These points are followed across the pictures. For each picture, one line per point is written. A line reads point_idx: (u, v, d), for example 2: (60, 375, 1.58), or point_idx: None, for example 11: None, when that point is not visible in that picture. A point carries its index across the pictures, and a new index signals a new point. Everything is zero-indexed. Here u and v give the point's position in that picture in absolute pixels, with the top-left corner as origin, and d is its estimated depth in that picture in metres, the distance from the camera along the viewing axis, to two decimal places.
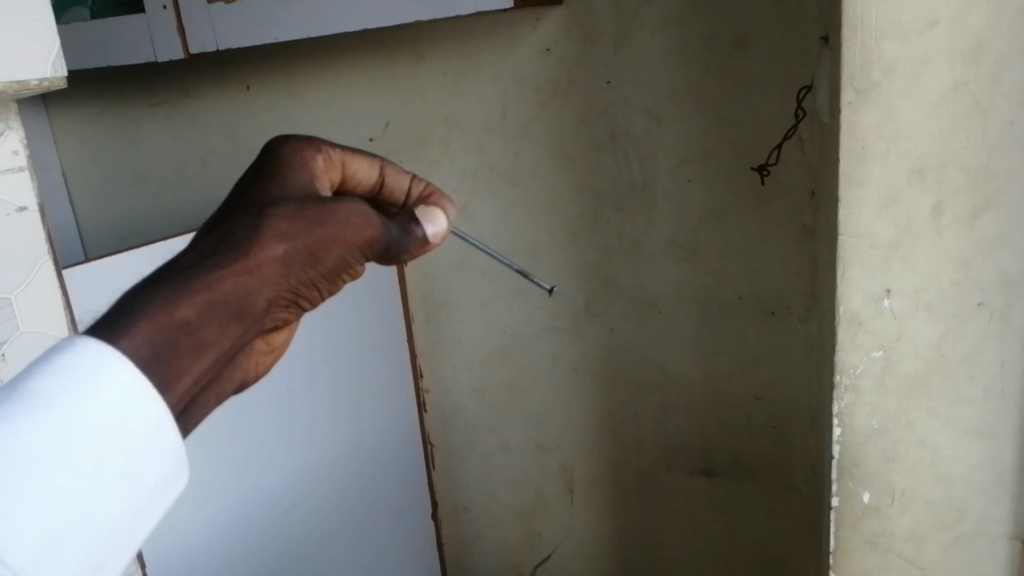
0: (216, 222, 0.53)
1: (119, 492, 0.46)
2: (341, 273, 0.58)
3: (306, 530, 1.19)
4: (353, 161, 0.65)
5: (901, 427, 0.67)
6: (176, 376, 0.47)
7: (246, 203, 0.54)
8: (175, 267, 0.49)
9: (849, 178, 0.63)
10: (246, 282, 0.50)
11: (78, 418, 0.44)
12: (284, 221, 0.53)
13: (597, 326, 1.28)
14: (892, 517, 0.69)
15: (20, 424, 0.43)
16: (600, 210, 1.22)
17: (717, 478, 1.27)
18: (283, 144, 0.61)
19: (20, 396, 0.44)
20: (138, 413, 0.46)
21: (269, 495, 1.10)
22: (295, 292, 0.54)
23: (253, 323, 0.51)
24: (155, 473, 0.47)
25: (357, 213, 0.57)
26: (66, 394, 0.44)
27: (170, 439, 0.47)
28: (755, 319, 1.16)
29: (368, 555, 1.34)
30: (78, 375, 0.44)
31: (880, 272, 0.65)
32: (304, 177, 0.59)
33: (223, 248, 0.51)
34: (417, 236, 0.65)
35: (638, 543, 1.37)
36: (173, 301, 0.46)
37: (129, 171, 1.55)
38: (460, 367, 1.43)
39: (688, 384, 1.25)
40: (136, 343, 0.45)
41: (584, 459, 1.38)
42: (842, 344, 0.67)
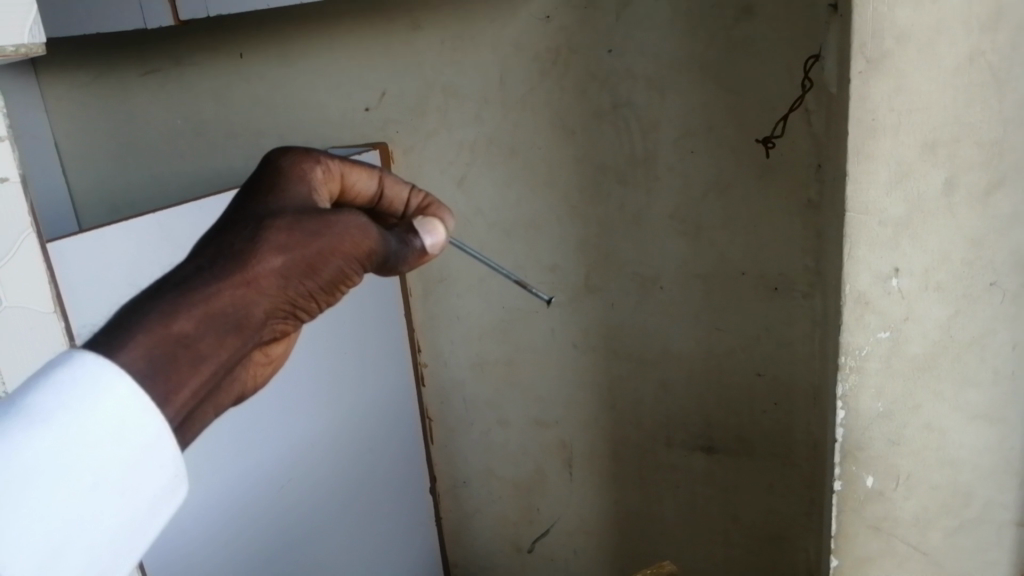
0: (214, 234, 0.52)
1: (117, 506, 0.45)
2: (339, 285, 0.57)
3: (302, 509, 1.18)
4: (352, 171, 0.64)
5: (907, 409, 0.65)
6: (175, 390, 0.46)
7: (245, 215, 0.53)
8: (173, 280, 0.48)
9: (858, 151, 0.60)
10: (244, 295, 0.49)
11: (76, 433, 0.43)
12: (283, 232, 0.52)
13: (597, 301, 1.26)
14: (896, 502, 0.67)
15: (21, 440, 0.42)
16: (601, 182, 1.19)
17: (717, 454, 1.26)
18: (283, 155, 0.60)
19: (16, 411, 0.43)
20: (135, 427, 0.45)
21: (265, 472, 1.09)
22: (292, 304, 0.53)
23: (251, 335, 0.50)
24: (154, 485, 0.46)
25: (356, 223, 0.56)
26: (64, 408, 0.44)
27: (170, 451, 0.47)
28: (758, 295, 1.14)
29: (366, 532, 1.34)
30: (77, 390, 0.44)
31: (888, 250, 0.62)
32: (303, 188, 0.58)
33: (220, 260, 0.50)
34: (416, 247, 0.63)
35: (637, 518, 1.37)
36: (170, 314, 0.46)
37: (122, 140, 1.52)
38: (459, 343, 1.41)
39: (689, 360, 1.23)
40: (135, 356, 0.45)
41: (583, 435, 1.36)
42: (848, 325, 0.64)
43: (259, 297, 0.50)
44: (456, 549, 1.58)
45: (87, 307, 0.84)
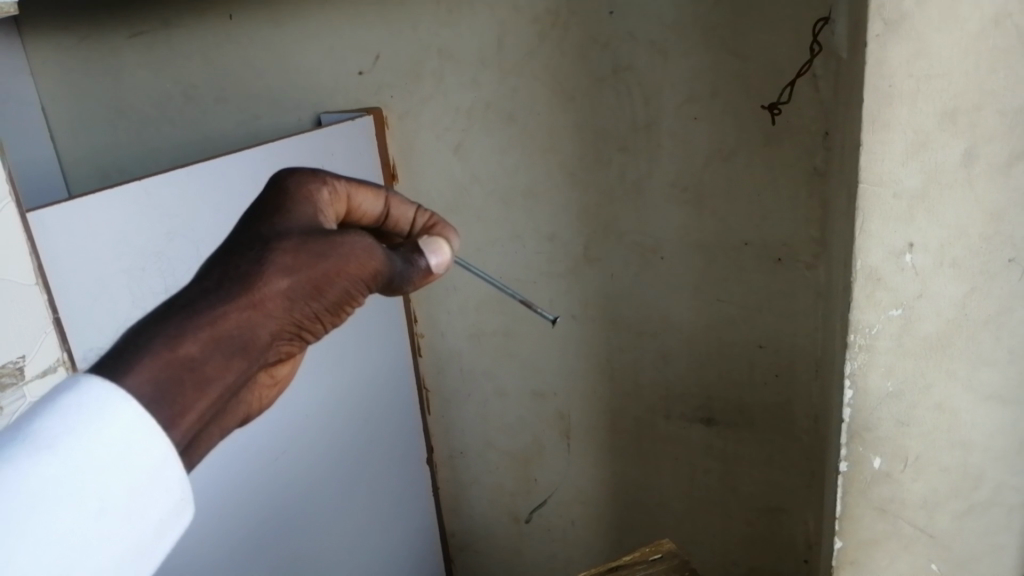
0: (220, 255, 0.52)
1: (125, 533, 0.43)
2: (344, 305, 0.57)
3: (301, 483, 1.15)
4: (358, 192, 0.63)
5: (918, 389, 0.63)
6: (181, 413, 0.45)
7: (250, 236, 0.54)
8: (179, 301, 0.48)
9: (873, 120, 0.57)
10: (250, 316, 0.49)
11: (84, 457, 0.41)
12: (289, 255, 0.53)
13: (596, 272, 1.24)
14: (904, 483, 0.65)
15: (25, 466, 0.40)
16: (601, 149, 1.16)
17: (717, 426, 1.24)
18: (289, 175, 0.60)
19: (21, 439, 0.41)
20: (141, 450, 0.43)
21: (262, 446, 1.06)
22: (297, 325, 0.53)
23: (257, 357, 0.50)
24: (160, 509, 0.44)
25: (363, 244, 0.56)
26: (71, 432, 0.42)
27: (174, 473, 0.45)
28: (760, 266, 1.12)
29: (364, 505, 1.32)
30: (82, 414, 0.42)
31: (903, 224, 0.59)
32: (310, 209, 0.58)
33: (227, 282, 0.50)
34: (421, 267, 0.62)
35: (636, 489, 1.36)
36: (176, 338, 0.45)
37: (111, 103, 1.48)
38: (455, 313, 1.38)
39: (690, 332, 1.20)
40: (140, 381, 0.44)
41: (582, 406, 1.34)
42: (858, 302, 0.61)
43: (265, 318, 0.50)
44: (453, 519, 1.57)
45: (73, 282, 0.79)
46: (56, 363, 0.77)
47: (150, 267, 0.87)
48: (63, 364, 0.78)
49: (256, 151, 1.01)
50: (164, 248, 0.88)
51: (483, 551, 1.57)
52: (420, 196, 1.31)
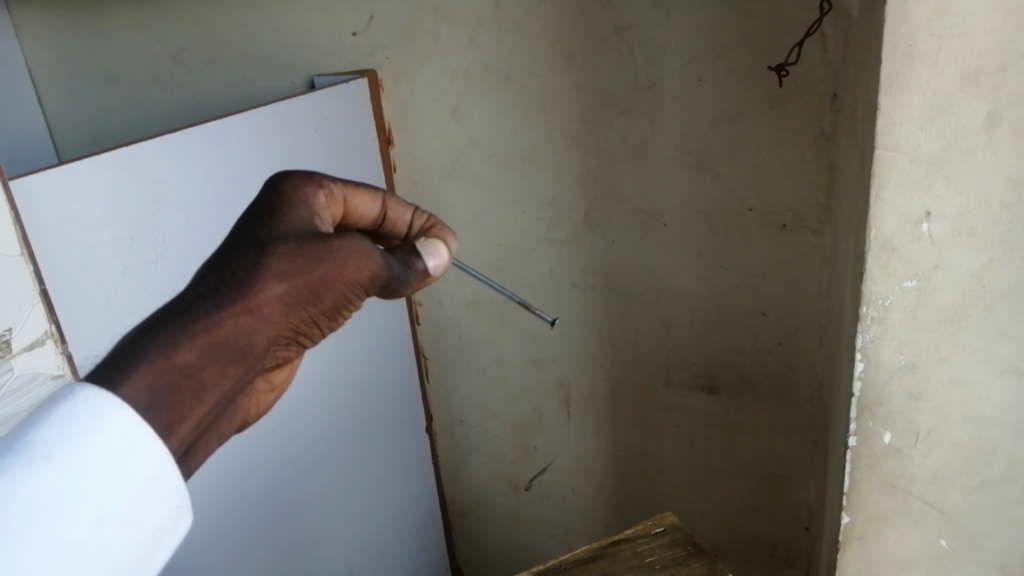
0: (215, 261, 0.51)
1: (124, 543, 0.42)
2: (341, 309, 0.57)
3: (307, 457, 1.13)
4: (354, 195, 0.62)
5: (931, 362, 0.61)
6: (178, 420, 0.44)
7: (246, 242, 0.53)
8: (174, 308, 0.47)
9: (892, 82, 0.54)
10: (247, 322, 0.49)
11: (81, 468, 0.40)
12: (285, 259, 0.52)
13: (597, 239, 1.21)
14: (915, 459, 0.64)
15: (18, 477, 0.39)
16: (603, 113, 1.12)
17: (718, 394, 1.23)
18: (285, 179, 0.59)
19: (16, 448, 0.40)
20: (138, 459, 0.42)
21: (269, 421, 1.03)
22: (294, 330, 0.53)
23: (255, 363, 0.50)
24: (158, 519, 0.43)
25: (360, 247, 0.56)
26: (68, 443, 0.40)
27: (174, 482, 0.43)
28: (765, 232, 1.09)
29: (368, 478, 1.30)
30: (77, 422, 0.41)
31: (921, 192, 0.56)
32: (306, 212, 0.57)
33: (223, 287, 0.49)
34: (418, 269, 0.63)
35: (636, 457, 1.35)
36: (173, 344, 0.44)
37: (99, 66, 1.43)
38: (454, 281, 1.35)
39: (692, 300, 1.18)
40: (137, 389, 0.43)
41: (582, 373, 1.33)
42: (872, 272, 0.59)
43: (262, 324, 0.50)
44: (453, 487, 1.56)
45: (62, 251, 0.76)
46: (44, 336, 0.74)
47: (139, 234, 0.84)
48: (51, 337, 0.75)
49: (247, 116, 0.98)
50: (153, 215, 0.85)
51: (483, 519, 1.56)
52: (417, 160, 1.28)
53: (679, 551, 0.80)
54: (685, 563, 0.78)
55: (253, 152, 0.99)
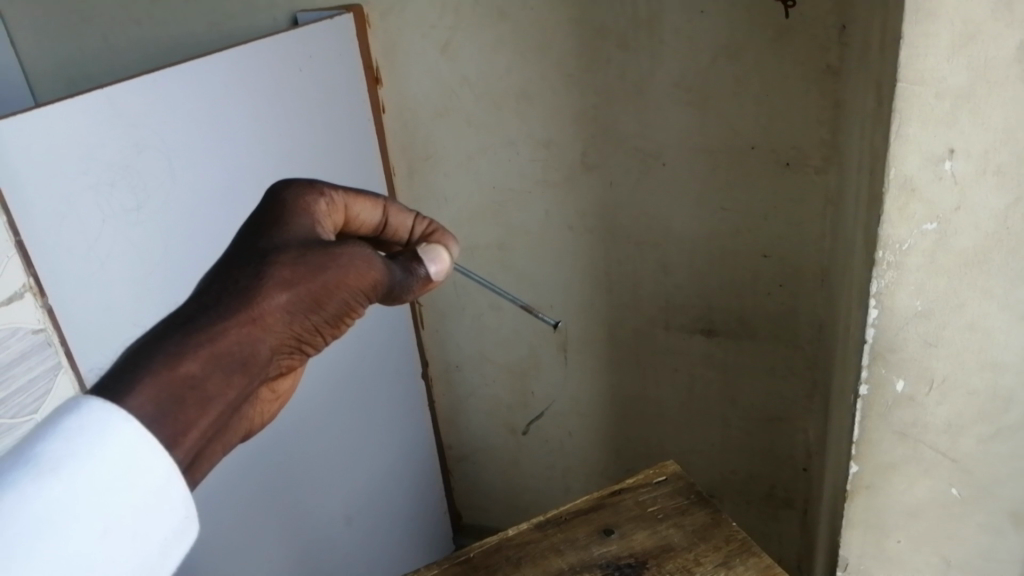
0: (217, 272, 0.51)
1: (131, 555, 0.41)
2: (344, 317, 0.57)
3: (303, 410, 1.10)
4: (355, 202, 0.63)
5: (950, 307, 0.58)
6: (184, 431, 0.44)
7: (247, 252, 0.53)
8: (178, 318, 0.47)
9: (918, 9, 0.50)
10: (250, 331, 0.49)
11: (87, 481, 0.40)
12: (287, 268, 0.52)
13: (594, 180, 1.17)
14: (928, 407, 0.62)
15: (23, 490, 0.38)
16: (599, 48, 1.07)
17: (717, 337, 1.21)
18: (285, 189, 0.60)
19: (22, 462, 0.39)
20: (142, 469, 0.41)
21: None
22: (297, 338, 0.53)
23: (258, 373, 0.49)
24: (164, 529, 0.42)
25: (362, 254, 0.56)
26: (74, 455, 0.40)
27: (179, 491, 0.43)
28: (767, 171, 1.06)
29: (366, 427, 1.28)
30: (82, 432, 0.40)
31: (944, 127, 0.53)
32: (307, 221, 0.58)
33: (226, 297, 0.49)
34: (420, 275, 0.63)
35: (633, 401, 1.33)
36: (177, 355, 0.44)
37: (72, 4, 1.36)
38: (448, 226, 1.31)
39: (691, 243, 1.15)
40: (141, 401, 0.42)
41: (578, 318, 1.30)
42: (889, 214, 0.56)
43: (266, 333, 0.50)
44: (450, 433, 1.55)
45: (39, 201, 0.72)
46: (22, 289, 0.71)
47: (121, 181, 0.80)
48: (30, 290, 0.71)
49: (225, 54, 0.92)
50: (133, 160, 0.81)
51: (481, 464, 1.56)
52: (407, 100, 1.23)
53: (681, 499, 0.79)
54: (688, 512, 0.77)
55: (235, 94, 0.94)
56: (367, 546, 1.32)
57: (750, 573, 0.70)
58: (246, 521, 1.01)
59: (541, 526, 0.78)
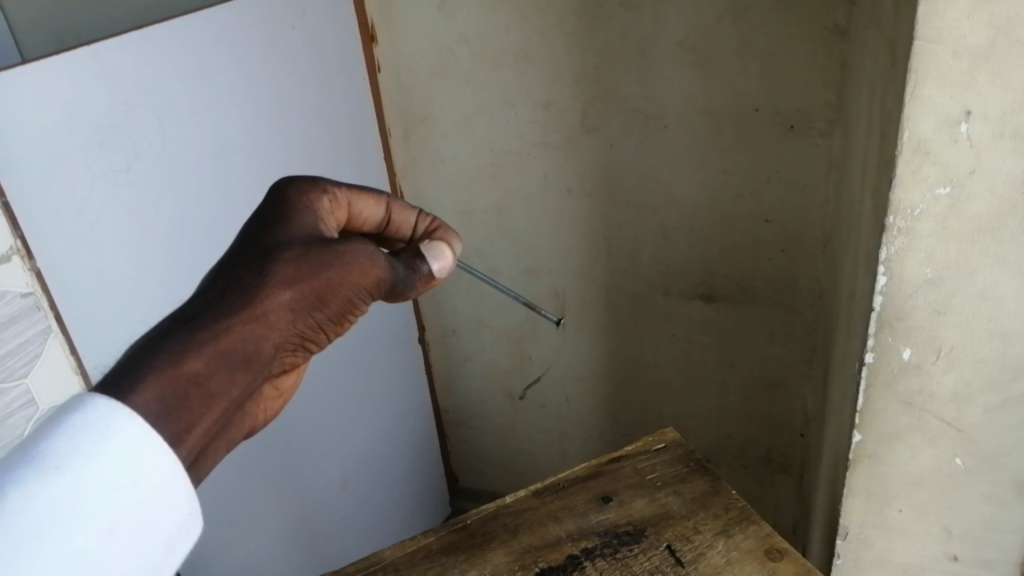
0: (223, 269, 0.53)
1: (133, 551, 0.43)
2: (346, 314, 0.59)
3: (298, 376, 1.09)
4: (358, 199, 0.65)
5: (960, 275, 0.57)
6: (187, 428, 0.47)
7: (251, 250, 0.55)
8: (183, 316, 0.50)
9: None
10: (253, 329, 0.51)
11: (91, 479, 0.42)
12: (290, 266, 0.54)
13: (594, 143, 1.15)
14: (934, 376, 0.61)
15: (33, 487, 0.41)
16: (601, 6, 1.04)
17: (717, 303, 1.19)
18: (289, 185, 0.61)
19: (30, 460, 0.42)
20: (148, 466, 0.44)
21: None
22: (300, 335, 0.55)
23: (261, 371, 0.52)
24: (168, 525, 0.45)
25: (363, 253, 0.58)
26: (79, 454, 0.42)
27: (183, 488, 0.45)
28: (771, 134, 1.04)
29: (362, 393, 1.27)
30: (88, 432, 0.42)
31: (961, 88, 0.51)
32: (311, 219, 0.59)
33: (230, 296, 0.51)
34: (422, 273, 0.64)
35: (632, 366, 1.32)
36: (182, 354, 0.47)
37: None
38: (445, 189, 1.29)
39: (692, 207, 1.13)
40: (147, 398, 0.45)
41: (577, 284, 1.28)
42: (901, 179, 0.55)
43: (268, 331, 0.52)
44: (447, 398, 1.55)
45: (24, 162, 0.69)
46: (10, 252, 0.68)
47: (110, 141, 0.77)
48: (18, 253, 0.69)
49: (215, 9, 0.89)
50: (121, 120, 0.78)
51: (478, 428, 1.55)
52: (403, 59, 1.20)
53: (681, 467, 0.78)
54: (688, 479, 0.77)
55: (226, 51, 0.91)
56: (363, 511, 1.32)
57: (749, 541, 0.69)
58: (241, 485, 1.00)
59: (539, 493, 0.78)
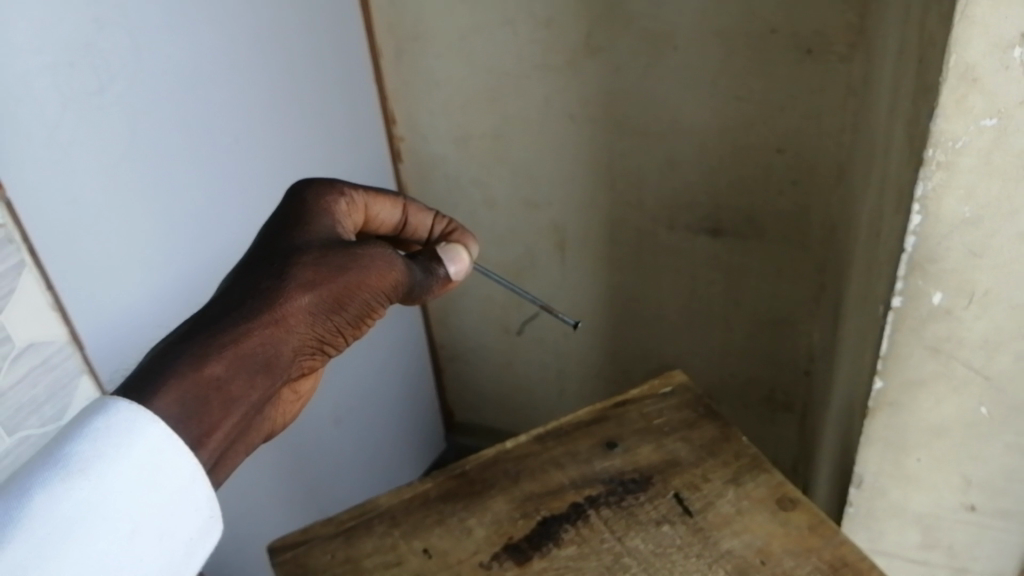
0: (244, 272, 0.57)
1: (157, 552, 0.46)
2: (366, 316, 0.62)
3: None
4: (374, 202, 0.68)
5: (1000, 215, 0.52)
6: (208, 432, 0.50)
7: (272, 252, 0.58)
8: (206, 319, 0.53)
9: None
10: (272, 332, 0.54)
11: (113, 482, 0.45)
12: (309, 269, 0.57)
13: (598, 68, 1.09)
14: (965, 322, 0.57)
15: (58, 491, 0.43)
16: None
17: (723, 237, 1.15)
18: (307, 187, 0.63)
19: (54, 465, 0.44)
20: (169, 470, 0.47)
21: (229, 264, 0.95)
22: (318, 337, 0.58)
23: (280, 374, 0.55)
24: (189, 527, 0.47)
25: (382, 256, 0.61)
26: (101, 458, 0.45)
27: (202, 490, 0.48)
28: (787, 58, 0.97)
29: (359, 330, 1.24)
30: (110, 437, 0.45)
31: (1020, 6, 0.46)
32: (329, 221, 0.62)
33: (251, 300, 0.55)
34: (440, 275, 0.68)
35: (632, 302, 1.29)
36: (202, 359, 0.50)
37: None
38: (440, 116, 1.23)
39: (701, 136, 1.08)
40: (168, 402, 0.48)
41: (578, 217, 1.24)
42: (944, 108, 0.50)
43: (286, 334, 0.55)
44: (442, 333, 1.51)
45: None
46: None
47: (83, 63, 0.72)
48: None
49: None
50: (94, 39, 0.72)
51: (474, 363, 1.53)
52: None
53: (688, 412, 0.76)
54: (696, 425, 0.74)
55: None
56: (360, 448, 1.30)
57: (760, 490, 0.67)
58: None
59: (541, 438, 0.75)
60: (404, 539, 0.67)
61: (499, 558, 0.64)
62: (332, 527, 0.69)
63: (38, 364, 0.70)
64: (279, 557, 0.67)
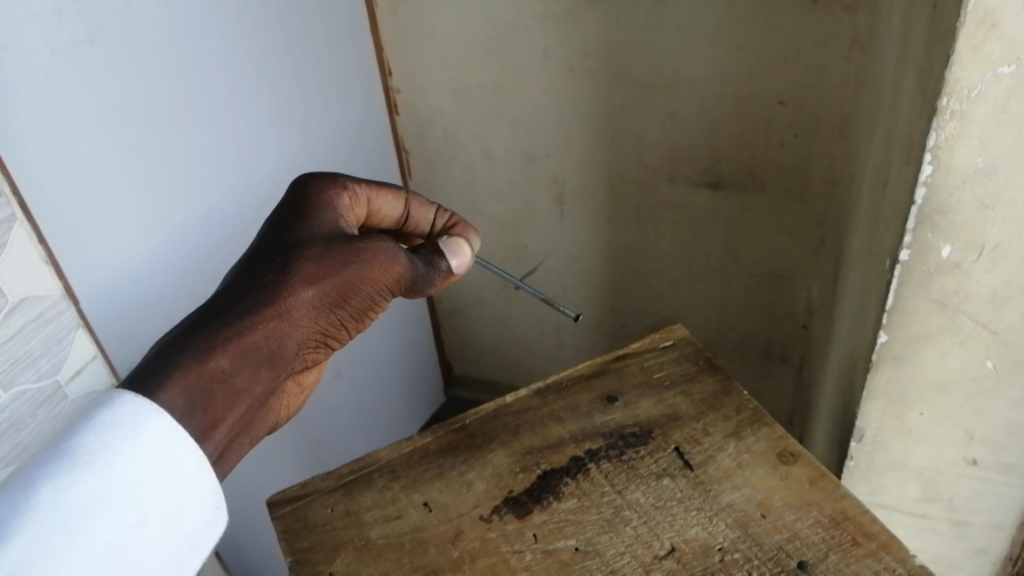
0: (248, 266, 0.56)
1: (162, 545, 0.45)
2: (368, 310, 0.61)
3: None
4: (377, 196, 0.66)
5: (1014, 166, 0.51)
6: (212, 425, 0.50)
7: (276, 245, 0.57)
8: (210, 313, 0.52)
9: None
10: (277, 326, 0.54)
11: (119, 473, 0.44)
12: (314, 263, 0.56)
13: (598, 16, 1.06)
14: (973, 276, 0.56)
15: (64, 481, 0.43)
16: None
17: (724, 191, 1.14)
18: (309, 180, 0.62)
19: (60, 456, 0.44)
20: (175, 461, 0.46)
21: (224, 217, 0.94)
22: (320, 330, 0.58)
23: (282, 367, 0.55)
24: (195, 520, 0.47)
25: (385, 249, 0.60)
26: (108, 449, 0.44)
27: (208, 482, 0.48)
28: (792, 6, 0.95)
29: None
30: (116, 428, 0.45)
31: None
32: (331, 214, 0.61)
33: (255, 293, 0.54)
34: (441, 269, 0.66)
35: (631, 256, 1.28)
36: (208, 352, 0.50)
37: None
38: (437, 66, 1.20)
39: (702, 87, 1.06)
40: (174, 395, 0.48)
41: (577, 170, 1.22)
42: (960, 55, 0.48)
43: (290, 327, 0.55)
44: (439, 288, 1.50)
45: None
46: None
47: (70, 10, 0.69)
48: None
49: None
50: None
51: (471, 318, 1.52)
52: None
53: (689, 366, 0.75)
54: (697, 379, 0.74)
55: None
56: (358, 404, 1.30)
57: (761, 444, 0.67)
58: None
59: (541, 393, 0.75)
60: (404, 492, 0.67)
61: (499, 510, 0.64)
62: (332, 481, 0.69)
63: (33, 319, 0.68)
64: (278, 510, 0.67)
